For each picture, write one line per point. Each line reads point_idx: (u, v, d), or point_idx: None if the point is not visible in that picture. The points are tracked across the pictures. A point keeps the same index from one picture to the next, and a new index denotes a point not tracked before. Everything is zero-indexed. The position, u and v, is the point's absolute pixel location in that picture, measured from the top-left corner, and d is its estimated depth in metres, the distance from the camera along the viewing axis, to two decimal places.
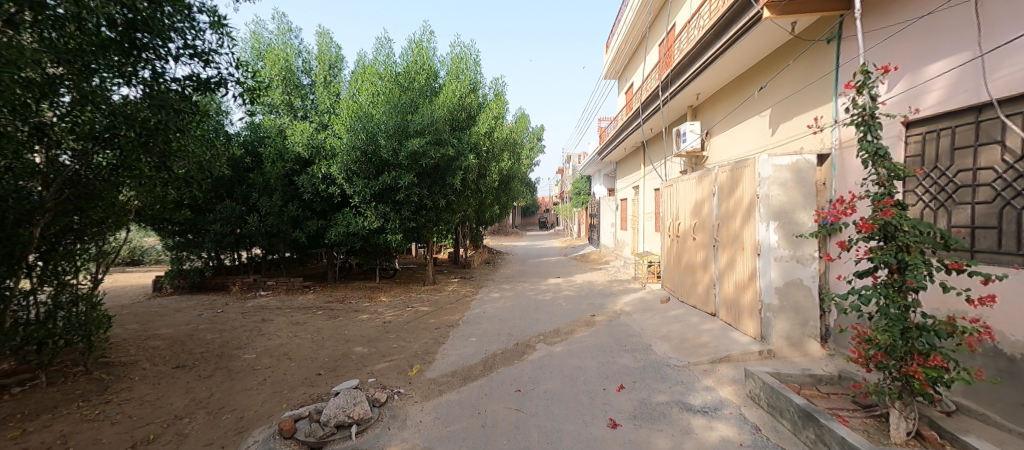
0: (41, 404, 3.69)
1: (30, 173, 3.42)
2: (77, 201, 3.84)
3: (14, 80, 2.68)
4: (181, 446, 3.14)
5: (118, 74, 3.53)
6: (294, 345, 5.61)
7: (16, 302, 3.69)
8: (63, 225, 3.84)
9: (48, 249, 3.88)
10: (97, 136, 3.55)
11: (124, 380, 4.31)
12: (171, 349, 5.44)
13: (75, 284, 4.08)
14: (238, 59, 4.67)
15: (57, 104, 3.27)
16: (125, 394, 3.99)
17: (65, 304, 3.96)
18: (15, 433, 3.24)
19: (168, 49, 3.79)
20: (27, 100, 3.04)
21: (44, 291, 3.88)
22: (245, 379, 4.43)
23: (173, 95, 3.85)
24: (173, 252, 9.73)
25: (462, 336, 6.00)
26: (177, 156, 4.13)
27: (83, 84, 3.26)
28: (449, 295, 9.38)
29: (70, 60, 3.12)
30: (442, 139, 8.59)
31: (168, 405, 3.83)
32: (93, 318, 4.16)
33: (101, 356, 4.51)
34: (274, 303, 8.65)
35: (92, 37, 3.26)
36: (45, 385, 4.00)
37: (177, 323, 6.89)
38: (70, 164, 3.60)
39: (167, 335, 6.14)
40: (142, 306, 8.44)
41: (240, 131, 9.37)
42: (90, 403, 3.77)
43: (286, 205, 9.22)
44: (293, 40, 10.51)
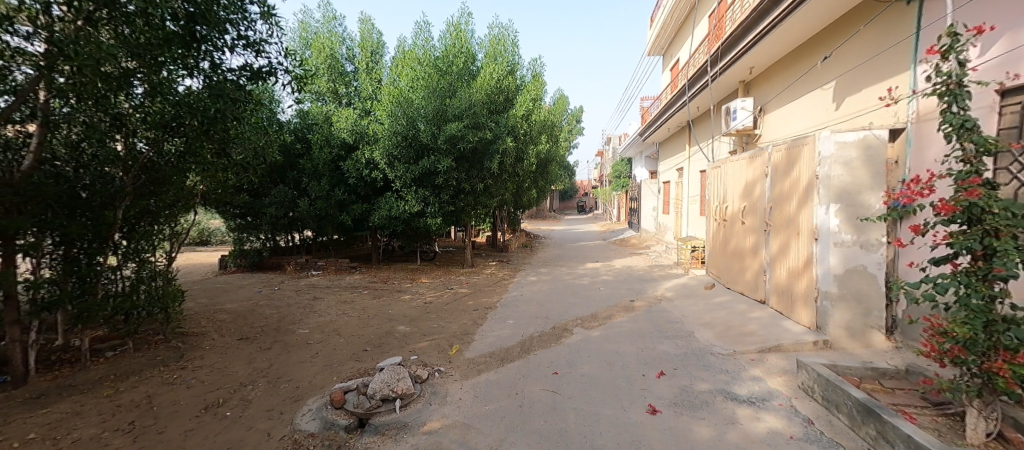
0: (130, 367, 4.13)
1: (111, 160, 3.88)
2: (151, 186, 4.15)
3: (96, 73, 3.03)
4: (246, 410, 3.43)
5: (183, 65, 3.79)
6: (342, 323, 5.92)
7: (106, 276, 4.09)
8: (142, 207, 4.18)
9: (130, 229, 4.25)
10: (167, 126, 3.91)
11: (196, 349, 4.74)
12: (234, 322, 5.91)
13: (153, 261, 4.48)
14: (287, 49, 4.86)
15: (132, 96, 3.63)
16: (198, 361, 4.40)
17: (145, 278, 4.39)
18: (110, 391, 3.67)
19: (225, 40, 3.98)
20: (106, 93, 3.39)
21: (128, 267, 4.28)
22: (299, 352, 4.75)
23: (230, 84, 4.07)
24: (235, 233, 10.47)
25: (500, 318, 6.10)
26: (232, 142, 4.47)
27: (153, 76, 3.54)
28: (487, 278, 9.52)
29: (141, 53, 3.39)
30: (479, 123, 8.60)
31: (233, 372, 4.18)
32: (168, 291, 4.62)
33: (177, 326, 4.98)
34: (323, 282, 9.18)
35: (157, 30, 3.49)
36: (133, 350, 4.48)
37: (239, 299, 7.48)
38: (143, 152, 4.02)
39: (231, 309, 6.66)
40: (209, 282, 9.21)
41: (290, 118, 9.81)
42: (169, 368, 4.19)
43: (332, 190, 9.67)
44: (337, 28, 10.81)
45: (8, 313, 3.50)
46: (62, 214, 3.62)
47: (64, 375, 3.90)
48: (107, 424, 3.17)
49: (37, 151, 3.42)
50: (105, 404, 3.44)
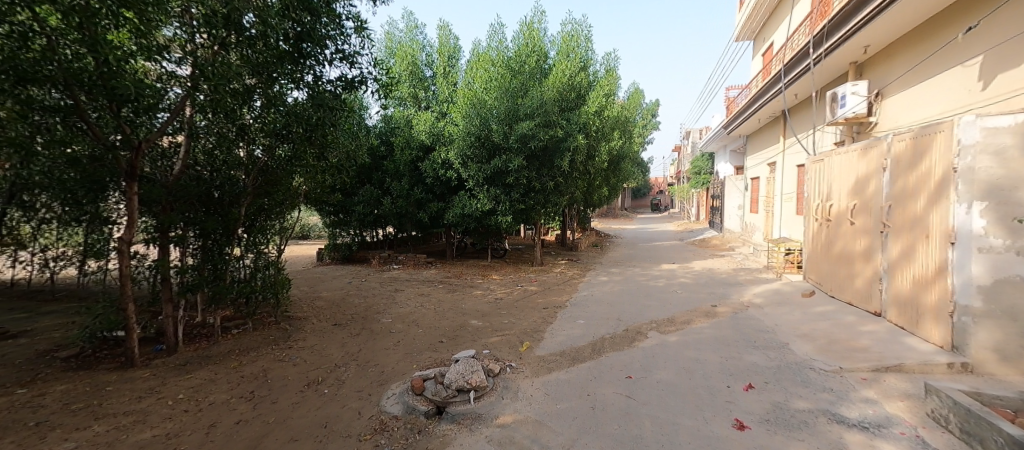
0: (250, 344, 4.76)
1: (237, 165, 4.51)
2: (267, 187, 4.73)
3: (228, 91, 3.66)
4: (340, 389, 3.78)
5: (291, 79, 4.26)
6: (420, 314, 6.28)
7: (232, 265, 4.74)
8: (259, 205, 4.83)
9: (250, 225, 4.87)
10: (278, 133, 4.50)
11: (300, 331, 5.33)
12: (328, 309, 6.55)
13: (267, 252, 5.10)
14: (376, 59, 5.26)
15: (252, 108, 4.19)
16: (301, 342, 4.94)
17: (261, 267, 5.02)
18: (235, 364, 4.26)
19: (325, 55, 4.43)
20: (234, 106, 3.99)
21: (248, 257, 4.91)
22: (383, 340, 5.12)
23: (328, 95, 4.52)
24: (329, 229, 11.56)
25: (570, 317, 6.05)
26: (330, 146, 4.98)
27: (268, 91, 4.06)
28: (556, 277, 9.49)
29: (260, 71, 3.94)
30: (551, 121, 8.57)
31: (329, 354, 4.62)
32: (278, 279, 5.24)
33: (285, 311, 5.63)
34: (403, 276, 9.80)
35: (272, 50, 3.96)
36: (252, 329, 5.15)
37: (332, 288, 8.27)
38: (262, 158, 4.59)
39: (326, 297, 7.39)
40: (308, 272, 10.31)
41: (376, 123, 10.60)
42: (279, 347, 4.76)
43: (412, 189, 10.29)
44: (419, 36, 11.47)
45: (164, 292, 4.24)
46: (200, 212, 4.35)
47: (203, 347, 4.61)
48: (232, 392, 3.68)
49: (185, 160, 4.16)
50: (232, 374, 4.01)
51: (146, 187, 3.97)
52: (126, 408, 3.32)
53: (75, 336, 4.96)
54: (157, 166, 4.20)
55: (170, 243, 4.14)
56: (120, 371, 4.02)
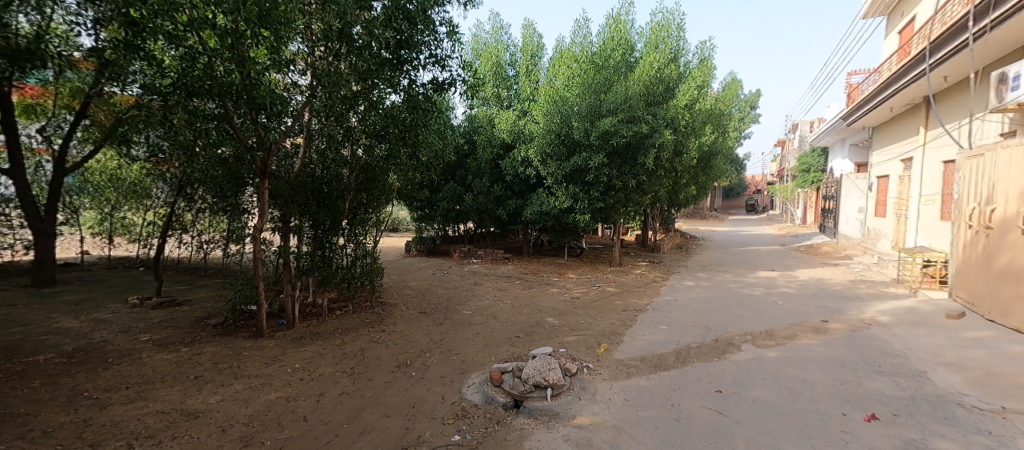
0: (350, 325, 5.27)
1: (343, 163, 5.08)
2: (365, 182, 5.23)
3: (337, 97, 4.17)
4: (426, 373, 4.01)
5: (390, 84, 4.66)
6: (499, 308, 6.43)
7: (337, 253, 5.28)
8: (360, 201, 5.32)
9: (353, 217, 5.34)
10: (378, 134, 4.99)
11: (391, 316, 5.77)
12: (414, 297, 7.00)
13: (365, 243, 5.58)
14: (464, 61, 5.46)
15: (357, 112, 4.69)
16: (392, 327, 5.35)
17: (360, 256, 5.51)
18: (339, 341, 4.75)
19: (419, 60, 4.72)
20: (341, 110, 4.51)
21: (350, 246, 5.41)
22: (464, 330, 5.34)
23: (421, 97, 4.81)
24: (417, 222, 12.31)
25: (651, 321, 5.76)
26: (420, 146, 5.36)
27: (369, 94, 4.53)
28: (637, 279, 9.10)
29: (364, 77, 4.37)
30: (636, 116, 8.20)
31: (415, 340, 4.94)
32: (374, 267, 5.72)
33: (378, 296, 6.14)
34: (482, 270, 10.13)
35: (375, 58, 4.36)
36: (351, 311, 5.70)
37: (417, 278, 8.83)
38: (364, 158, 5.07)
39: (412, 287, 7.91)
40: (397, 262, 11.13)
41: (461, 123, 11.03)
42: (374, 330, 5.19)
43: (492, 186, 10.58)
44: (504, 36, 11.70)
45: (286, 274, 4.87)
46: (313, 204, 4.95)
47: (314, 325, 5.22)
48: (336, 366, 4.11)
49: (304, 160, 4.73)
50: (337, 351, 4.47)
51: (274, 183, 4.59)
52: (256, 372, 3.87)
53: (219, 307, 5.91)
54: (283, 163, 4.88)
55: (289, 232, 4.75)
56: (253, 339, 4.71)
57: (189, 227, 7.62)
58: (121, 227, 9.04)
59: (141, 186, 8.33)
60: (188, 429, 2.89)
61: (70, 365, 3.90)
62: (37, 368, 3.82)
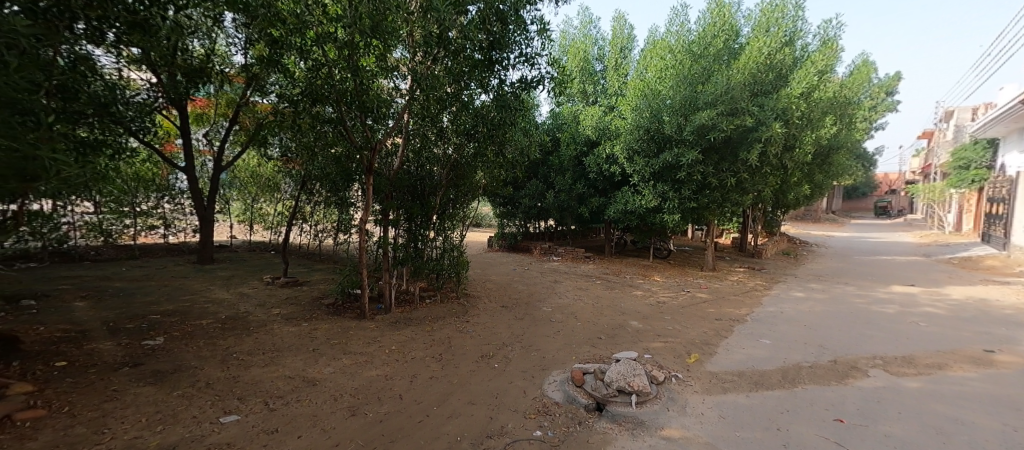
0: (438, 314, 5.58)
1: (435, 161, 5.36)
2: (455, 179, 5.52)
3: (432, 98, 4.51)
4: (508, 366, 4.09)
5: (480, 85, 4.89)
6: (579, 307, 6.32)
7: (428, 245, 5.64)
8: (449, 196, 5.57)
9: (442, 212, 5.64)
10: (467, 133, 5.24)
11: (474, 308, 6.00)
12: (496, 291, 7.19)
13: (452, 237, 5.86)
14: (553, 58, 5.43)
15: (450, 112, 5.01)
16: (476, 318, 5.55)
17: (449, 249, 5.81)
18: (428, 328, 5.06)
19: (509, 60, 4.82)
20: (433, 110, 4.84)
21: (439, 240, 5.74)
22: (544, 327, 5.34)
23: (510, 97, 4.94)
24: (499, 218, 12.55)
25: (751, 334, 5.20)
26: (506, 143, 5.49)
27: (459, 96, 4.84)
28: (733, 286, 8.31)
29: (457, 79, 4.66)
30: (738, 108, 7.44)
31: (497, 333, 5.06)
32: (459, 260, 6.02)
33: (463, 288, 6.42)
34: (563, 267, 10.04)
35: (467, 60, 4.59)
36: (439, 300, 6.03)
37: (499, 273, 9.04)
38: (453, 156, 5.33)
39: (494, 281, 8.12)
40: (480, 256, 11.52)
41: (544, 120, 10.99)
42: (460, 320, 5.44)
43: (575, 183, 10.41)
44: (592, 31, 11.53)
45: (385, 263, 5.31)
46: (408, 199, 5.36)
47: (406, 311, 5.61)
48: (426, 351, 4.38)
49: (401, 158, 5.03)
50: (427, 337, 4.77)
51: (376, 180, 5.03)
52: (359, 349, 4.29)
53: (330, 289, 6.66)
54: (384, 161, 5.26)
55: (388, 224, 5.17)
56: (357, 320, 5.23)
57: (307, 218, 8.89)
58: (257, 215, 10.48)
59: (271, 179, 9.91)
60: (308, 394, 3.30)
61: (222, 330, 4.70)
62: (199, 330, 4.66)
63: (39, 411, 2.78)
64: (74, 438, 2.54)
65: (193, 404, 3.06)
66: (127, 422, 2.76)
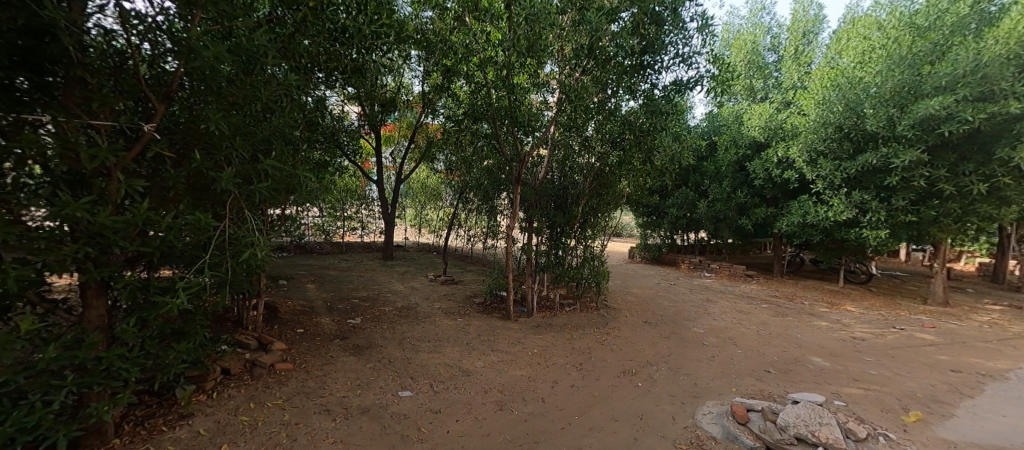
0: (578, 322, 5.57)
1: (578, 170, 5.50)
2: (599, 188, 5.54)
3: (579, 106, 4.54)
4: (654, 387, 3.80)
5: (629, 91, 4.74)
6: (740, 333, 5.53)
7: (569, 253, 5.67)
8: (592, 205, 5.54)
9: (584, 222, 5.58)
10: (613, 140, 5.13)
11: (616, 321, 5.79)
12: (640, 305, 6.81)
13: (593, 247, 5.76)
14: (714, 55, 4.92)
15: (596, 118, 4.95)
16: (618, 331, 5.35)
17: (590, 258, 5.73)
18: (569, 336, 5.08)
19: (663, 62, 4.56)
20: (577, 119, 4.87)
21: (580, 248, 5.71)
22: (696, 350, 4.83)
23: (662, 101, 4.64)
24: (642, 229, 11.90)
25: (1010, 397, 3.77)
26: (656, 150, 5.18)
27: (606, 103, 4.81)
28: (975, 328, 6.17)
29: (604, 84, 4.60)
30: (993, 91, 5.48)
31: (641, 350, 4.77)
32: (601, 270, 5.82)
33: (604, 299, 6.27)
34: (718, 285, 8.95)
35: (616, 67, 4.53)
36: (579, 309, 5.99)
37: (643, 286, 8.56)
38: (597, 165, 5.33)
39: (637, 294, 7.71)
40: (622, 267, 11.11)
41: (700, 122, 10.17)
42: (601, 331, 5.31)
43: (734, 192, 9.23)
44: (763, 19, 10.50)
45: (529, 268, 5.58)
46: (552, 208, 5.53)
47: (547, 316, 5.75)
48: (567, 359, 4.39)
49: (546, 168, 5.38)
50: (567, 345, 4.78)
51: (524, 189, 5.41)
52: (506, 348, 4.58)
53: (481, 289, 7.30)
54: (532, 171, 5.59)
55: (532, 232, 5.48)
56: (504, 320, 5.58)
57: (462, 224, 10.16)
58: (425, 221, 12.30)
59: (435, 190, 11.45)
60: (464, 383, 3.68)
61: (398, 317, 5.58)
62: (382, 315, 5.63)
63: (289, 365, 3.75)
64: (310, 389, 3.37)
65: (379, 376, 3.71)
66: (338, 384, 3.50)
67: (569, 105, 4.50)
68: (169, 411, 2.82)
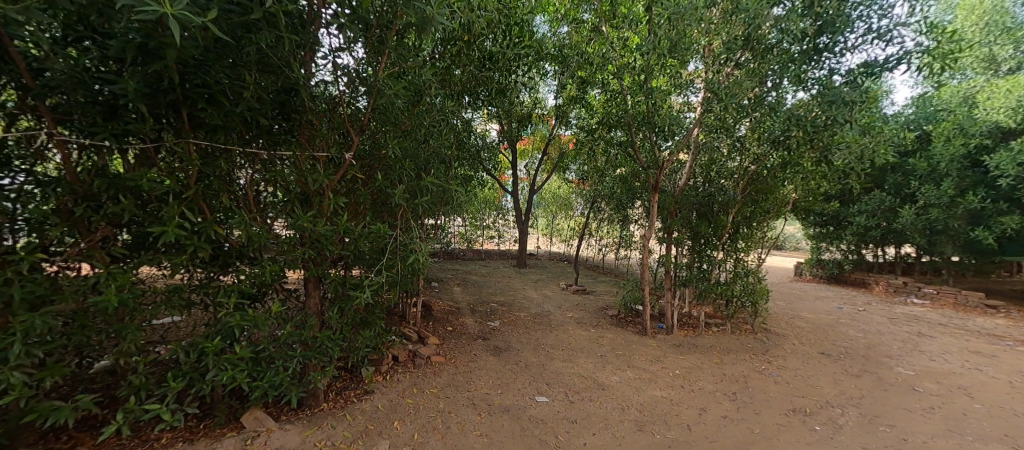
0: (730, 345, 4.94)
1: (728, 175, 4.96)
2: (755, 195, 4.90)
3: (732, 104, 4.05)
4: (837, 433, 3.11)
5: (796, 82, 4.10)
6: (974, 382, 4.18)
7: (716, 267, 5.07)
8: (745, 215, 4.95)
9: (734, 232, 4.98)
10: (776, 139, 4.38)
11: (780, 349, 4.96)
12: (814, 333, 5.70)
13: (746, 261, 5.05)
14: (932, 22, 3.81)
15: (752, 116, 4.35)
16: (782, 361, 4.57)
17: (742, 273, 5.02)
18: (718, 360, 4.55)
19: (848, 42, 3.83)
20: (728, 119, 4.40)
21: (728, 262, 5.06)
22: (901, 396, 3.81)
23: (847, 88, 3.88)
24: (813, 241, 10.06)
25: None
26: (837, 148, 4.29)
27: (763, 96, 4.24)
28: None
29: (760, 73, 4.06)
30: None
31: (818, 386, 3.96)
32: (758, 287, 5.06)
33: (763, 322, 5.45)
34: (933, 316, 6.95)
35: (781, 55, 3.99)
36: (731, 331, 5.32)
37: (817, 310, 7.16)
38: (753, 169, 4.76)
39: (809, 319, 6.49)
40: (787, 286, 9.50)
41: (902, 109, 8.21)
42: (759, 358, 4.62)
43: (963, 195, 7.18)
44: None
45: (667, 282, 5.22)
46: (694, 217, 5.10)
47: (690, 335, 5.26)
48: (716, 385, 3.91)
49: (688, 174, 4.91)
50: (716, 370, 4.27)
51: (661, 197, 5.10)
52: (644, 366, 4.34)
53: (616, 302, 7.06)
54: (671, 178, 5.25)
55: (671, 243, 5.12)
56: (640, 336, 5.30)
57: (593, 234, 10.09)
58: (556, 230, 12.58)
59: (566, 200, 11.60)
60: (599, 396, 3.60)
61: (533, 323, 5.78)
62: (518, 320, 5.90)
63: (440, 358, 4.20)
64: (460, 382, 3.73)
65: (517, 379, 3.89)
66: (483, 381, 3.80)
67: (717, 104, 4.10)
68: (357, 386, 3.43)
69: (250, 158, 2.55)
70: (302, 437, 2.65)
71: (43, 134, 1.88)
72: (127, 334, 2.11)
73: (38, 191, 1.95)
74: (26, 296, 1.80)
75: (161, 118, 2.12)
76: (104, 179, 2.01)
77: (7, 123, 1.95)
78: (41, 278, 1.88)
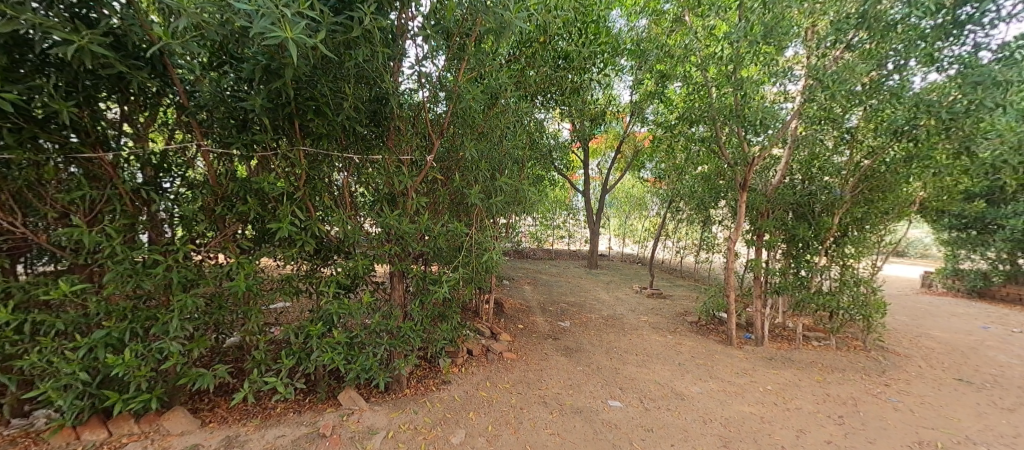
0: (834, 363, 4.40)
1: (835, 171, 4.42)
2: (869, 193, 4.34)
3: (843, 92, 3.64)
4: None
5: (926, 63, 3.57)
6: None
7: (818, 275, 4.55)
8: (855, 215, 4.40)
9: (841, 235, 4.51)
10: (900, 130, 3.82)
11: (901, 371, 4.31)
12: (947, 356, 4.86)
13: (855, 268, 4.49)
14: None
15: (867, 105, 3.88)
16: (904, 385, 3.96)
17: (851, 282, 4.44)
18: (820, 378, 4.08)
19: (1002, 10, 3.19)
20: (838, 109, 3.95)
21: (834, 268, 4.54)
22: None
23: (999, 65, 3.22)
24: (947, 247, 8.52)
25: None
26: (984, 136, 3.61)
27: (882, 82, 3.73)
28: None
29: (878, 55, 3.62)
30: None
31: (955, 418, 3.36)
32: (872, 299, 4.44)
33: (878, 339, 4.78)
34: None
35: (908, 31, 3.51)
36: (836, 347, 4.73)
37: (950, 329, 6.10)
38: (867, 163, 4.22)
39: (940, 339, 5.55)
40: (911, 299, 8.19)
41: None
42: (873, 380, 4.06)
43: None
44: None
45: (756, 289, 4.79)
46: (790, 218, 4.62)
47: (784, 348, 4.78)
48: (818, 406, 3.50)
49: (785, 170, 4.44)
50: (817, 389, 3.83)
51: (750, 197, 4.66)
52: (729, 378, 4.02)
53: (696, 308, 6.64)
54: (763, 175, 4.79)
55: (761, 246, 4.67)
56: (723, 345, 4.93)
57: (670, 235, 9.60)
58: (630, 230, 12.15)
59: (640, 199, 11.16)
60: (678, 406, 3.41)
61: (605, 326, 5.64)
62: (589, 322, 5.80)
63: (513, 355, 4.28)
64: (532, 380, 3.77)
65: (589, 381, 3.83)
66: (555, 380, 3.80)
67: (821, 92, 3.64)
68: (436, 375, 3.62)
69: (346, 162, 2.79)
70: (390, 418, 2.87)
71: (194, 145, 2.26)
72: (252, 315, 2.50)
73: (189, 193, 2.37)
74: (182, 279, 2.22)
75: (279, 129, 2.42)
76: (236, 181, 2.35)
77: (169, 137, 2.39)
78: (191, 265, 2.29)
